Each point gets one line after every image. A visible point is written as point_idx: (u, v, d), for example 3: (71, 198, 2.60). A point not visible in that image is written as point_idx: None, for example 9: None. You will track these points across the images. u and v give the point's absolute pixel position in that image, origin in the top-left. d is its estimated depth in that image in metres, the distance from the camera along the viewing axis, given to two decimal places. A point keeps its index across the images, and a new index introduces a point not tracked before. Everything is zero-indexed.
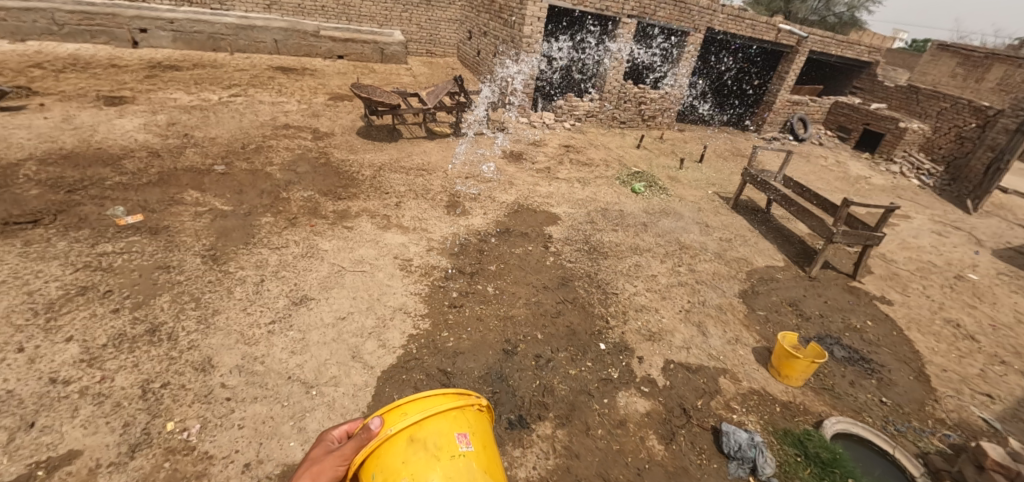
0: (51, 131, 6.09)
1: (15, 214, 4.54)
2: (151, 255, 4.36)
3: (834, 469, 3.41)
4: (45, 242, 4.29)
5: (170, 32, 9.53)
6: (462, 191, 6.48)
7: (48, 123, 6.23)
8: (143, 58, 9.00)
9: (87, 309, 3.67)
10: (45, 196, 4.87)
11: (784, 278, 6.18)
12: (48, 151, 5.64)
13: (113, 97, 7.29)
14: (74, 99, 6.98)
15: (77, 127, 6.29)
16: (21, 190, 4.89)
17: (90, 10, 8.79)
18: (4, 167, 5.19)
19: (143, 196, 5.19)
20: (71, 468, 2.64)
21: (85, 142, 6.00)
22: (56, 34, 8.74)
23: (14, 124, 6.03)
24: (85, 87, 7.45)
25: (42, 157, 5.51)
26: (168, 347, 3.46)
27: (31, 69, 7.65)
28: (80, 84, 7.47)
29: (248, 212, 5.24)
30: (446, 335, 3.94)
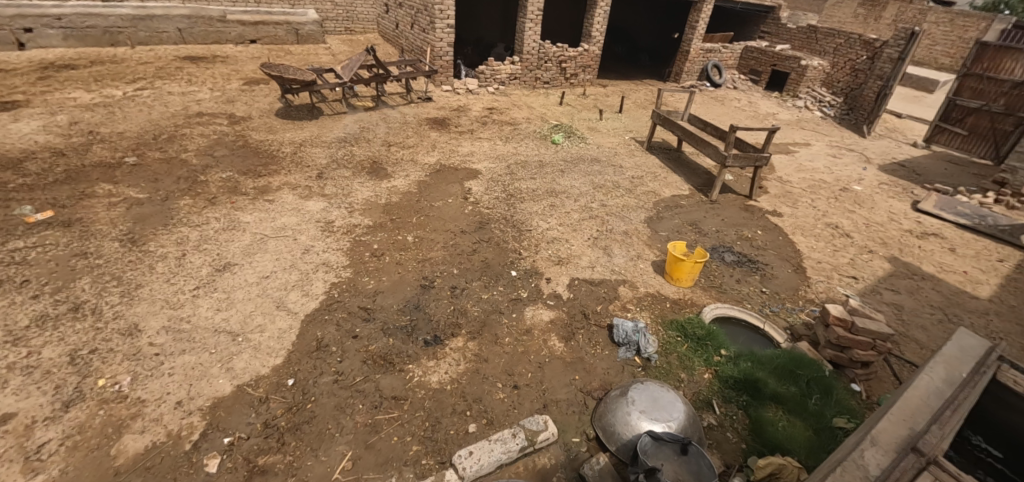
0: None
1: None
2: (67, 245, 4.41)
3: (706, 342, 4.12)
4: None
5: (59, 29, 8.99)
6: (385, 158, 6.70)
7: None
8: (32, 59, 8.49)
9: (5, 298, 3.76)
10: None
11: (688, 204, 6.84)
12: None
13: (4, 102, 6.94)
14: None
15: None
16: None
17: None
18: None
19: (51, 194, 5.14)
20: (5, 427, 2.84)
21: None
22: None
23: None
24: None
25: None
26: (93, 320, 3.63)
27: None
28: None
29: (166, 197, 5.27)
30: (367, 279, 4.29)
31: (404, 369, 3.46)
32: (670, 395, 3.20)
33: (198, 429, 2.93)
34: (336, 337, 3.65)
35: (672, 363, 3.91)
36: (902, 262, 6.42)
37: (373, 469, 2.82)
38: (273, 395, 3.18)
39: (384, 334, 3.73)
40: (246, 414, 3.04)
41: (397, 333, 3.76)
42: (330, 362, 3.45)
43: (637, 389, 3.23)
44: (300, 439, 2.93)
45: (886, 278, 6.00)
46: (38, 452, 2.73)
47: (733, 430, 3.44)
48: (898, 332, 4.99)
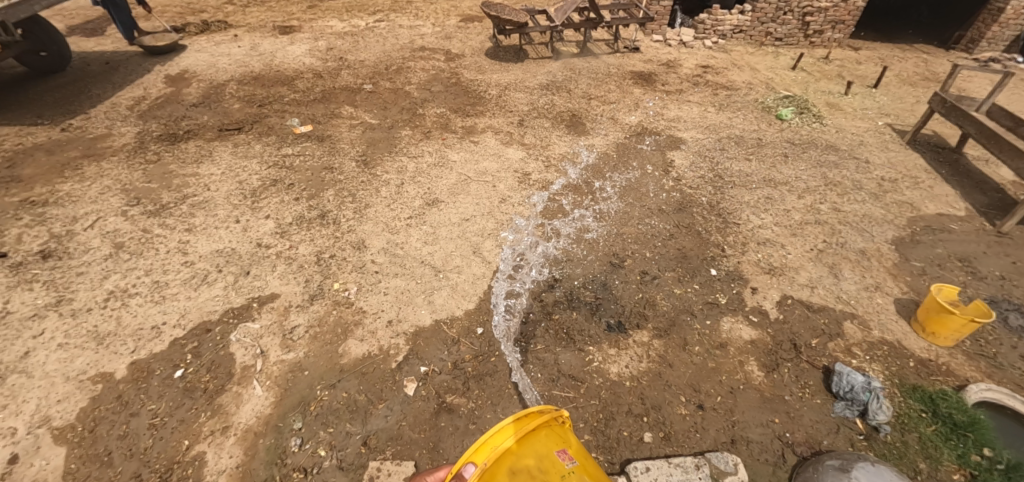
0: (244, 57, 7.35)
1: (227, 122, 5.77)
2: (319, 158, 5.26)
3: (967, 433, 3.09)
4: (247, 144, 5.44)
5: None
6: (584, 112, 6.38)
7: (242, 51, 7.51)
8: None
9: (279, 195, 4.69)
10: (244, 109, 6.06)
11: (962, 229, 5.11)
12: (244, 74, 6.88)
13: (285, 27, 8.43)
14: (258, 30, 8.23)
15: (262, 53, 7.49)
16: (228, 104, 6.15)
17: None
18: (216, 86, 6.51)
19: (311, 111, 6.15)
20: (274, 305, 3.59)
21: (268, 66, 7.16)
22: None
23: (219, 52, 7.39)
24: (265, 19, 8.69)
25: (239, 78, 6.76)
26: (334, 228, 4.31)
27: (227, 5, 9.14)
28: (261, 17, 8.74)
29: (391, 126, 5.87)
30: (557, 243, 4.21)
31: (585, 350, 3.34)
32: None
33: (402, 351, 3.30)
34: (523, 297, 3.69)
35: (908, 445, 3.05)
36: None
37: None
38: (464, 339, 3.38)
39: (568, 306, 3.64)
40: (440, 350, 3.31)
41: (580, 308, 3.64)
42: (515, 321, 3.51)
43: (863, 470, 2.57)
44: (482, 390, 3.09)
45: None
46: (292, 333, 3.40)
47: None
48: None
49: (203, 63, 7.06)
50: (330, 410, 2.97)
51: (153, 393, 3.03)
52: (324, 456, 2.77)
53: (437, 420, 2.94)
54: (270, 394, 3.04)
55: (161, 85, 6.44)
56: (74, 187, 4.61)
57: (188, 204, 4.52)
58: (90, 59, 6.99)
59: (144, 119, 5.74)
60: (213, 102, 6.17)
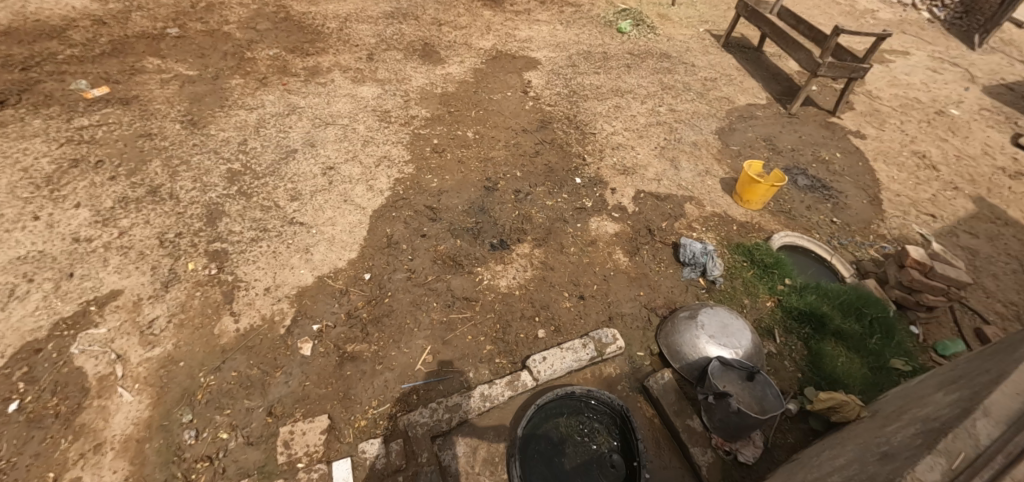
0: None
1: None
2: (130, 125, 4.36)
3: (773, 271, 3.94)
4: (19, 120, 4.24)
5: None
6: (436, 40, 6.11)
7: None
8: None
9: (85, 178, 3.83)
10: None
11: (764, 116, 6.17)
12: None
13: None
14: None
15: None
16: None
17: None
18: None
19: (101, 68, 4.95)
20: (118, 302, 3.09)
21: (16, 13, 5.46)
22: None
23: None
24: None
25: None
26: (170, 203, 3.72)
27: None
28: None
29: (215, 76, 5.03)
30: (430, 176, 4.21)
31: (474, 272, 3.54)
32: (739, 323, 3.17)
33: (288, 315, 3.14)
34: (406, 235, 3.70)
35: (736, 289, 3.81)
36: (1007, 191, 5.41)
37: (451, 364, 3.06)
38: (353, 288, 3.33)
39: (451, 235, 3.76)
40: (330, 304, 3.23)
41: (463, 235, 3.78)
42: (402, 259, 3.54)
43: (706, 314, 3.19)
44: (381, 332, 3.14)
45: (967, 220, 4.88)
46: (150, 327, 3.00)
47: (792, 360, 3.39)
48: (981, 281, 4.21)
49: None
50: (223, 394, 2.77)
51: None
52: (227, 438, 2.63)
53: (342, 370, 2.94)
54: (144, 397, 2.72)
55: None
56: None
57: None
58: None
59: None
60: None
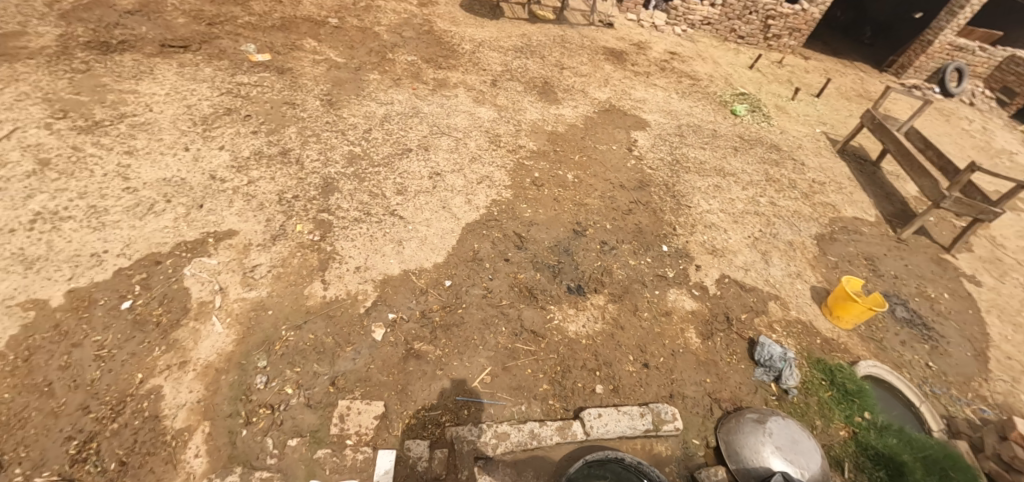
0: None
1: (171, 38, 5.49)
2: (279, 92, 4.96)
3: (854, 399, 3.58)
4: (195, 66, 5.17)
5: None
6: (556, 81, 6.47)
7: None
8: None
9: (233, 127, 4.42)
10: (190, 27, 5.76)
11: (870, 233, 5.68)
12: None
13: None
14: None
15: None
16: (172, 18, 5.85)
17: None
18: None
19: (269, 39, 5.79)
20: (232, 242, 3.51)
21: None
22: None
23: None
24: None
25: None
26: (287, 162, 4.18)
27: None
28: None
29: (358, 67, 5.63)
30: (525, 206, 4.41)
31: (547, 308, 3.62)
32: (810, 444, 2.99)
33: (370, 297, 3.38)
34: (491, 254, 3.89)
35: (809, 406, 3.52)
36: None
37: (507, 390, 3.10)
38: (432, 290, 3.53)
39: (533, 266, 3.91)
40: (409, 298, 3.44)
41: (544, 270, 3.92)
42: (482, 276, 3.71)
43: (776, 423, 3.04)
44: (448, 339, 3.28)
45: None
46: (252, 271, 3.36)
47: None
48: None
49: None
50: (296, 351, 3.02)
51: (98, 324, 2.97)
52: (291, 395, 2.85)
53: (405, 365, 3.10)
54: (231, 332, 3.05)
55: None
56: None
57: (136, 128, 4.25)
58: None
59: (74, 30, 5.31)
60: (152, 13, 5.86)
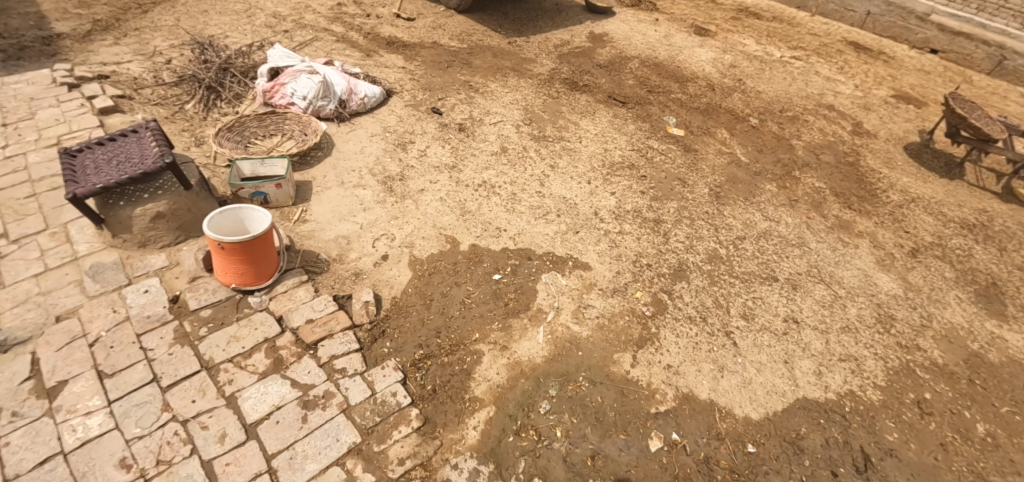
0: (656, 43, 8.88)
1: (620, 94, 7.04)
2: (676, 166, 5.74)
3: None
4: (626, 120, 6.45)
5: None
6: (1016, 290, 4.59)
7: (657, 36, 9.12)
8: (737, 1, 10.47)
9: (629, 182, 5.26)
10: (636, 90, 7.30)
11: None
12: (649, 57, 8.35)
13: (702, 28, 9.45)
14: (677, 22, 9.66)
15: (672, 45, 8.84)
16: (626, 80, 7.55)
17: None
18: (626, 59, 8.20)
19: (689, 117, 6.83)
20: (585, 274, 4.05)
21: (671, 58, 8.41)
22: None
23: (639, 30, 9.33)
24: (688, 14, 10.02)
25: (645, 60, 8.23)
26: (656, 232, 4.68)
27: None
28: (685, 11, 10.13)
29: (758, 171, 5.89)
30: (892, 427, 3.34)
31: None
32: None
33: (666, 404, 3.26)
34: (817, 453, 3.12)
35: None
36: None
37: None
38: (729, 443, 3.10)
39: None
40: (703, 432, 3.14)
41: None
42: (794, 472, 3.01)
43: None
44: None
45: None
46: (586, 309, 3.77)
47: None
48: None
49: (626, 43, 8.81)
50: (580, 402, 3.16)
51: (475, 278, 3.78)
52: (558, 437, 2.97)
53: None
54: (547, 347, 3.45)
55: (583, 39, 8.67)
56: (490, 100, 6.03)
57: (563, 151, 5.47)
58: (542, 14, 9.40)
59: (563, 67, 7.41)
60: (614, 69, 7.80)
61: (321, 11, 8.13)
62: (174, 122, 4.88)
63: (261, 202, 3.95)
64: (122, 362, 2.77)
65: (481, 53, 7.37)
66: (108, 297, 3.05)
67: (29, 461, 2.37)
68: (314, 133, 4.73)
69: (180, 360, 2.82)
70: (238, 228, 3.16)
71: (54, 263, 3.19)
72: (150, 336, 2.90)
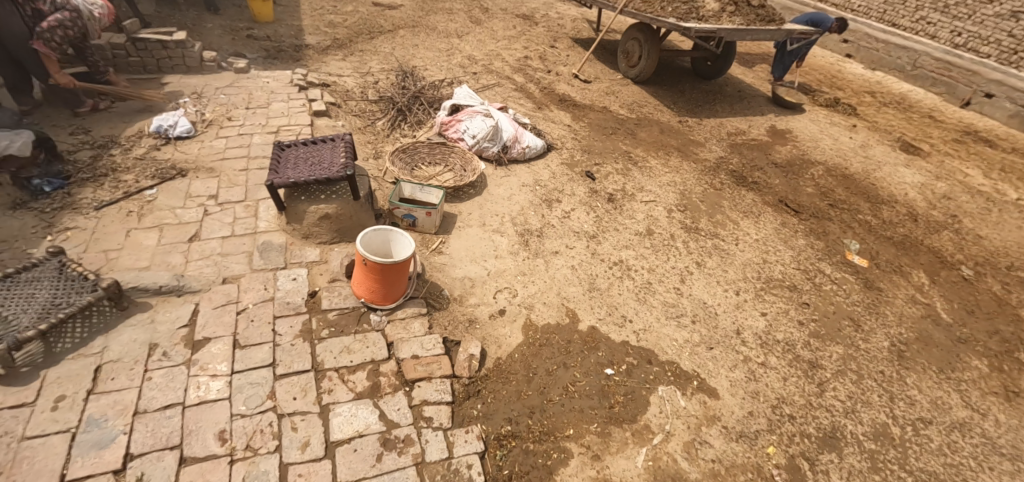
0: (847, 152, 7.82)
1: (792, 200, 6.34)
2: (851, 302, 4.76)
3: None
4: (794, 232, 5.68)
5: (1017, 107, 8.46)
6: None
7: (849, 144, 8.05)
8: (961, 121, 8.81)
9: (784, 306, 4.49)
10: (813, 198, 6.49)
11: None
12: (836, 167, 7.35)
13: (910, 145, 8.09)
14: (879, 133, 8.43)
15: (868, 158, 7.68)
16: (804, 184, 6.79)
17: (957, 63, 9.11)
18: (807, 163, 7.36)
19: (877, 246, 5.72)
20: (708, 401, 3.43)
21: (864, 172, 7.29)
22: (905, 72, 9.98)
23: (830, 134, 8.36)
24: (895, 125, 8.70)
25: (830, 169, 7.28)
26: (809, 378, 3.82)
27: (864, 94, 9.69)
28: (891, 121, 8.82)
29: (965, 339, 4.58)
30: None
31: None
32: None
33: None
34: None
35: None
36: None
37: None
38: None
39: None
40: None
41: None
42: None
43: None
44: None
45: None
46: (701, 446, 3.14)
47: None
48: None
49: (813, 147, 7.89)
50: None
51: (584, 365, 3.44)
52: None
53: None
54: (644, 475, 2.90)
55: (762, 133, 8.06)
56: (646, 178, 5.90)
57: (714, 251, 4.91)
58: (720, 99, 8.99)
59: (732, 160, 6.95)
60: (792, 173, 7.02)
61: (509, 60, 8.87)
62: (365, 133, 5.59)
63: (408, 223, 4.19)
64: (255, 338, 3.01)
65: (647, 127, 7.26)
66: (265, 274, 3.41)
67: (157, 401, 2.64)
68: (473, 171, 5.01)
69: (297, 353, 2.97)
70: (382, 250, 3.34)
71: (239, 231, 3.71)
72: (283, 322, 3.12)
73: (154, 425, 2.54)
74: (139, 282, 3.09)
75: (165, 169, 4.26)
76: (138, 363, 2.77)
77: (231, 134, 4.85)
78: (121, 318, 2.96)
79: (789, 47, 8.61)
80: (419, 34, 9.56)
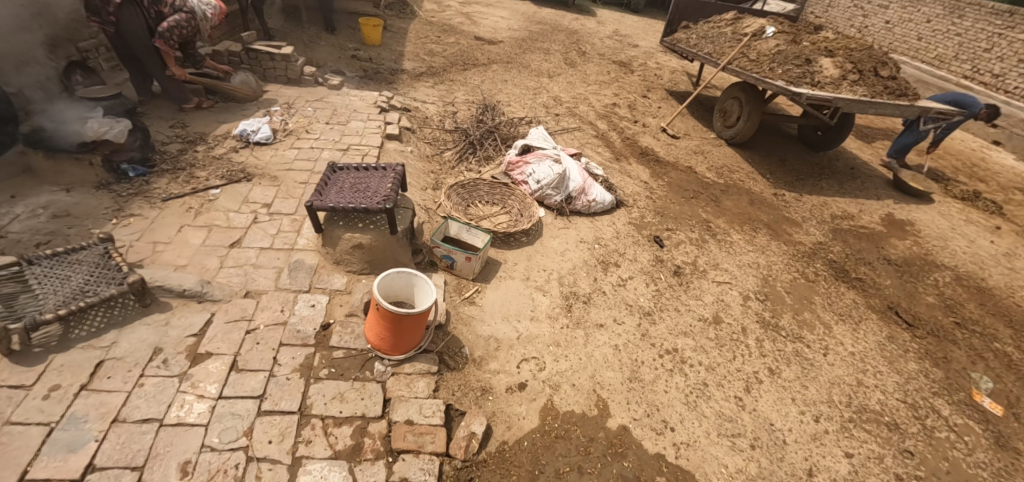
0: (987, 258, 6.41)
1: (905, 308, 5.22)
2: (977, 462, 3.64)
3: None
4: (904, 351, 4.60)
5: None
6: None
7: (991, 250, 6.61)
8: None
9: (880, 449, 3.51)
10: (935, 310, 5.30)
11: None
12: (970, 275, 6.02)
13: None
14: None
15: (1014, 271, 6.23)
16: (924, 291, 5.60)
17: None
18: (930, 265, 6.12)
19: (1021, 390, 4.44)
20: None
21: (1009, 288, 5.89)
22: None
23: (965, 233, 6.96)
24: None
25: (961, 277, 5.97)
26: None
27: (1015, 191, 8.08)
28: None
29: None
30: None
31: None
32: None
33: None
34: None
35: None
36: None
37: None
38: None
39: None
40: None
41: None
42: None
43: None
44: None
45: None
46: None
47: None
48: None
49: (941, 246, 6.58)
50: None
51: (603, 473, 2.86)
52: None
53: None
54: None
55: (875, 220, 6.90)
56: (724, 254, 5.19)
57: (794, 359, 4.06)
58: (828, 174, 7.93)
59: (832, 248, 5.94)
60: (909, 275, 5.84)
61: (595, 105, 8.61)
62: (430, 162, 5.54)
63: (447, 264, 3.92)
64: (254, 364, 2.85)
65: (734, 196, 6.50)
66: (286, 294, 3.30)
67: (139, 412, 2.53)
68: (528, 218, 4.71)
69: (289, 389, 2.75)
70: (391, 296, 3.08)
71: (277, 245, 3.68)
72: (286, 351, 2.95)
73: (126, 438, 2.41)
74: (165, 281, 3.10)
75: (234, 172, 4.44)
76: (137, 366, 2.72)
77: (304, 146, 5.01)
78: (140, 314, 2.97)
79: (922, 127, 7.43)
80: (511, 70, 9.69)
